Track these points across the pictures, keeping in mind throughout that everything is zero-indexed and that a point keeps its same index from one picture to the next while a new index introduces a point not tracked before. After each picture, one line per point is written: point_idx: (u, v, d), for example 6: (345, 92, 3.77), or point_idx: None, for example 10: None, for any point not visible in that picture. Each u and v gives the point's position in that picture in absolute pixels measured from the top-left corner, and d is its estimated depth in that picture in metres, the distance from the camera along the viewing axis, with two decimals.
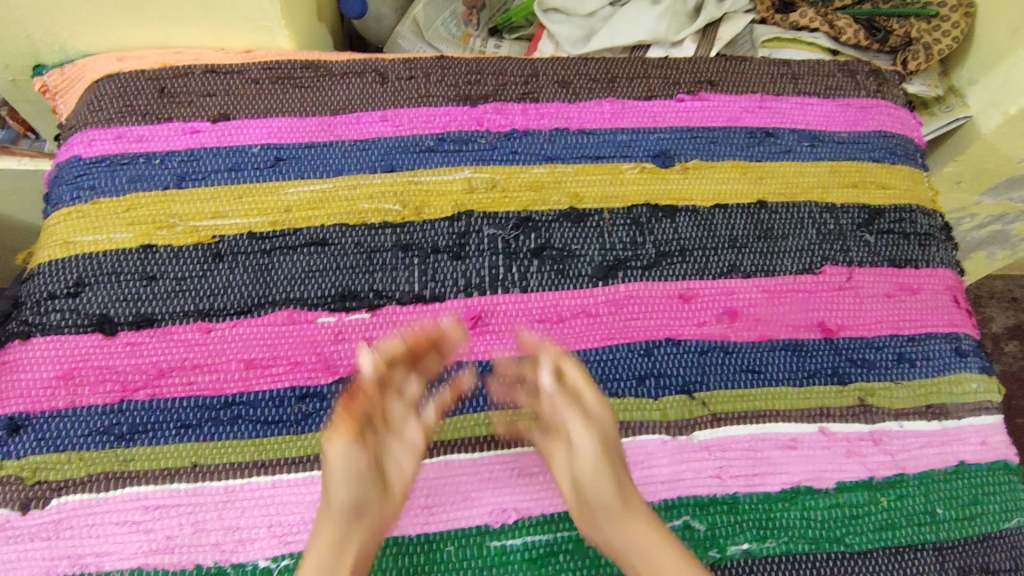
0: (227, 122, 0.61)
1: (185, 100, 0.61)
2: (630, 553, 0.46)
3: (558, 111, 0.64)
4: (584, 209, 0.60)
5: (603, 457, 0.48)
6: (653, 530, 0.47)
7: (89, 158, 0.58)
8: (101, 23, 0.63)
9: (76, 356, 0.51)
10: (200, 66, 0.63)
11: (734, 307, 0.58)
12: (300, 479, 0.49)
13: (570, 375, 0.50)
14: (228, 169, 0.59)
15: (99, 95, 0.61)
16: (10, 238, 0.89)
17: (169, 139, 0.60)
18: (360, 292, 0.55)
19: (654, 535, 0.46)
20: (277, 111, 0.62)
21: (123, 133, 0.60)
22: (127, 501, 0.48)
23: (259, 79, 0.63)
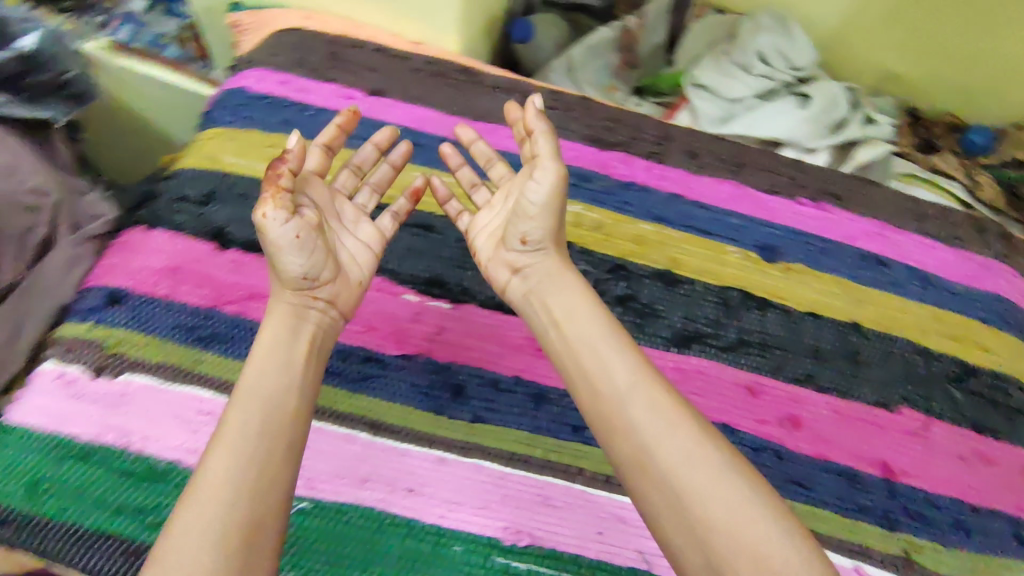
0: (379, 98, 0.65)
1: (350, 68, 0.67)
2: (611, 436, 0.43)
3: (680, 178, 0.66)
4: (679, 275, 0.61)
5: (601, 345, 0.46)
6: (667, 419, 0.42)
7: (254, 92, 0.64)
8: None
9: (188, 256, 0.56)
10: (372, 43, 0.69)
11: (783, 416, 0.56)
12: (339, 433, 0.51)
13: (541, 150, 0.50)
14: (368, 138, 0.63)
15: (280, 42, 0.68)
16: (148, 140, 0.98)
17: (326, 97, 0.65)
18: (446, 283, 0.59)
19: (682, 421, 0.42)
20: (425, 101, 0.66)
21: (289, 80, 0.65)
22: (184, 398, 0.50)
23: (419, 69, 0.68)
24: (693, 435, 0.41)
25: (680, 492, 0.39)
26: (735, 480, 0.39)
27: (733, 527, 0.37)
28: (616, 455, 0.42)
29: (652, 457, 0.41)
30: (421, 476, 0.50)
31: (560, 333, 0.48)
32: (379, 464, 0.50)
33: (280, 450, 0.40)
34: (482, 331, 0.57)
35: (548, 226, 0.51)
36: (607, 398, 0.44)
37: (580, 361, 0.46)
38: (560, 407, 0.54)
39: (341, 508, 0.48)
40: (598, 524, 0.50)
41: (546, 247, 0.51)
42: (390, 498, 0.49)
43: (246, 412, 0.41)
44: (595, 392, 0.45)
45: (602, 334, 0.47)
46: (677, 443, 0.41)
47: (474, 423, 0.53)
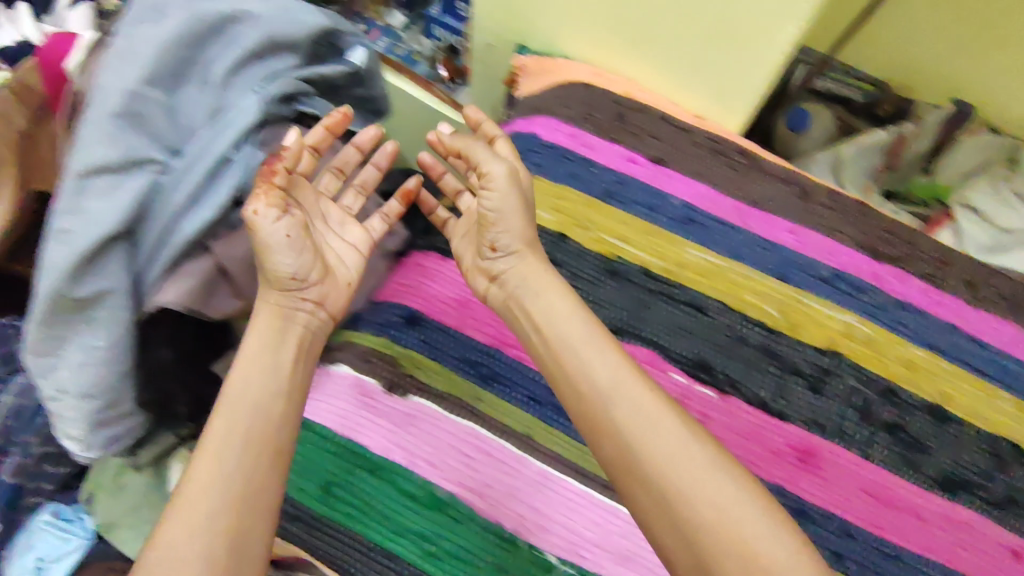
0: (660, 167, 0.65)
1: (636, 132, 0.67)
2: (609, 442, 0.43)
3: (956, 308, 0.63)
4: (950, 412, 0.58)
5: (581, 347, 0.47)
6: (652, 415, 0.43)
7: (543, 141, 0.66)
8: (600, 41, 0.71)
9: None
10: (657, 110, 0.69)
11: (897, 504, 0.54)
12: (605, 504, 0.50)
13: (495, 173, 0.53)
14: (647, 206, 0.63)
15: (570, 96, 0.70)
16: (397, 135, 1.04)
17: (611, 157, 0.65)
18: (715, 369, 0.57)
19: (662, 414, 0.43)
20: (705, 178, 0.65)
21: (577, 134, 0.66)
22: (464, 432, 0.52)
23: (701, 144, 0.67)
24: (680, 432, 0.42)
25: (664, 475, 0.41)
26: (725, 477, 0.40)
27: (694, 498, 0.40)
28: (605, 454, 0.44)
29: (630, 448, 0.42)
30: None
31: (552, 351, 0.49)
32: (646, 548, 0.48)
33: (247, 442, 0.41)
34: (747, 429, 0.55)
35: (527, 234, 0.53)
36: (603, 416, 0.44)
37: (567, 367, 0.47)
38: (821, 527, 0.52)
39: None
40: None
41: (519, 254, 0.53)
42: None
43: (231, 414, 0.42)
44: (578, 393, 0.46)
45: (592, 335, 0.48)
46: (668, 439, 0.42)
47: None
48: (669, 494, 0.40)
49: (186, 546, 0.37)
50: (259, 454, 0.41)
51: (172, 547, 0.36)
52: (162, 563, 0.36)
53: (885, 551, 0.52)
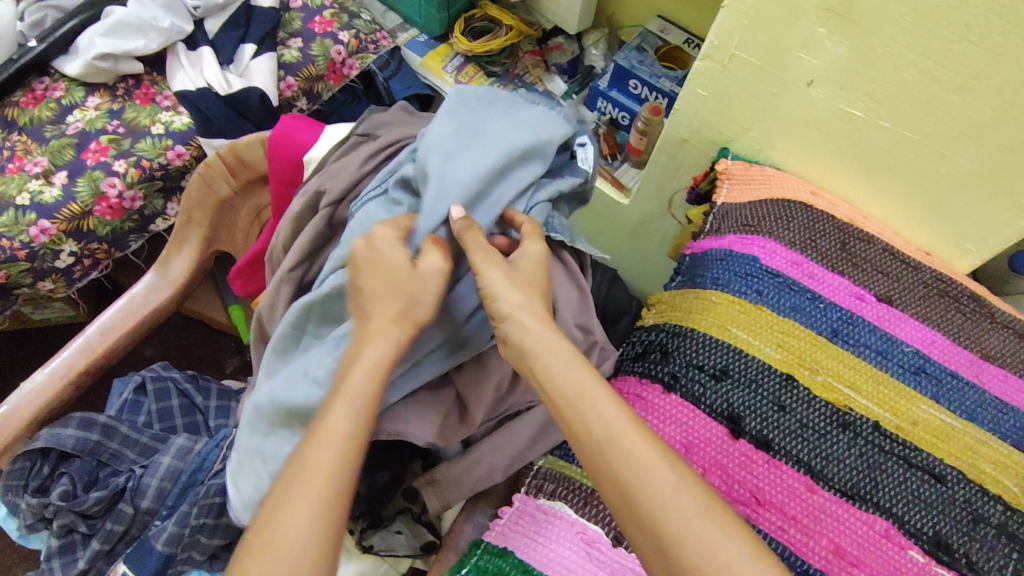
0: (889, 307, 0.62)
1: (862, 265, 0.63)
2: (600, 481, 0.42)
3: None
4: None
5: (583, 390, 0.45)
6: (640, 454, 0.42)
7: (765, 267, 0.63)
8: (824, 161, 0.67)
9: (703, 435, 0.55)
10: (883, 242, 0.65)
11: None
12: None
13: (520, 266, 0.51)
14: (877, 351, 0.59)
15: (789, 216, 0.66)
16: None
17: (838, 292, 0.62)
18: (953, 548, 0.52)
19: (658, 461, 0.42)
20: (935, 324, 0.61)
21: (801, 262, 0.63)
22: None
23: (930, 285, 0.63)
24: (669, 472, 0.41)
25: (656, 513, 0.40)
26: (713, 525, 0.39)
27: (713, 563, 0.38)
28: (605, 487, 0.42)
29: (629, 488, 0.41)
30: None
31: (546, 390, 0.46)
32: None
33: (350, 446, 0.43)
34: None
35: (528, 297, 0.50)
36: (608, 465, 0.42)
37: (573, 417, 0.44)
38: None
39: None
40: None
41: (513, 319, 0.48)
42: None
43: (346, 408, 0.44)
44: (578, 440, 0.44)
45: (591, 379, 0.46)
46: (664, 480, 0.41)
47: None
48: (668, 544, 0.39)
49: (300, 520, 0.39)
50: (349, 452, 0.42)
51: (288, 523, 0.39)
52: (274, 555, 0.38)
53: None
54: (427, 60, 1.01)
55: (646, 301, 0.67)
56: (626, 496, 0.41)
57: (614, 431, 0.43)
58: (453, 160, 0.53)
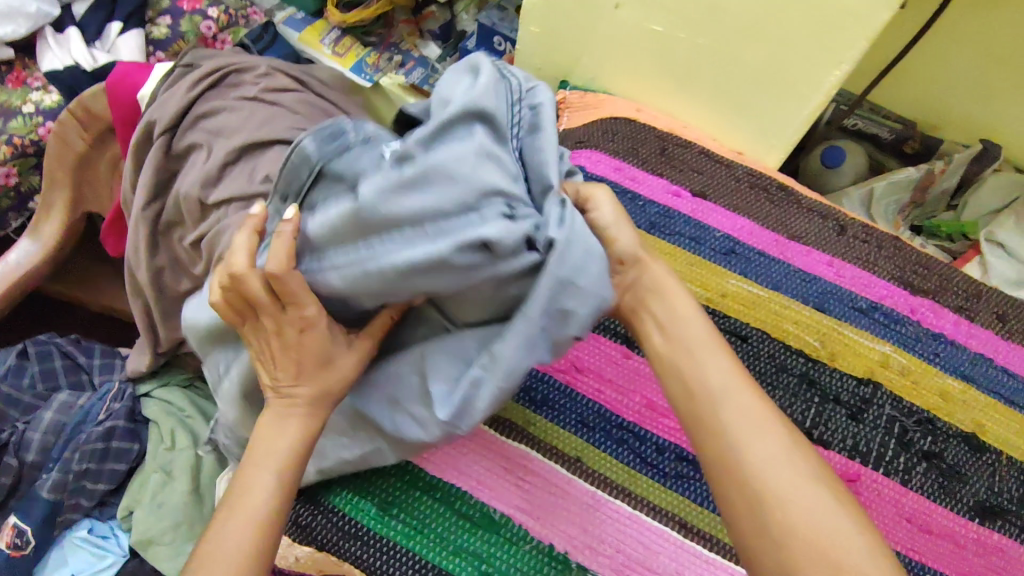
0: (702, 200, 0.69)
1: (679, 166, 0.70)
2: (706, 430, 0.43)
3: (989, 340, 0.65)
4: (984, 441, 0.60)
5: (699, 350, 0.46)
6: (788, 451, 0.41)
7: (591, 174, 0.69)
8: (644, 80, 0.74)
9: None
10: (699, 146, 0.72)
11: (905, 516, 0.56)
12: (709, 558, 0.50)
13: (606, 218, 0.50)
14: (691, 238, 0.66)
15: (614, 130, 0.73)
16: None
17: (655, 190, 0.68)
18: None
19: (770, 423, 0.43)
20: (743, 211, 0.69)
21: (623, 168, 0.70)
22: (520, 456, 0.53)
23: (741, 179, 0.70)
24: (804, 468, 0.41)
25: (762, 486, 0.40)
26: (807, 478, 0.40)
27: (820, 535, 0.38)
28: (726, 453, 0.42)
29: (753, 467, 0.41)
30: None
31: (662, 339, 0.48)
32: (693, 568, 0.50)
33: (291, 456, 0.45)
34: None
35: (636, 237, 0.50)
36: (729, 432, 0.42)
37: (682, 369, 0.46)
38: None
39: None
40: None
41: (639, 263, 0.49)
42: None
43: (289, 426, 0.46)
44: (689, 391, 0.45)
45: (705, 338, 0.47)
46: (784, 462, 0.41)
47: None
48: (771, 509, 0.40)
49: (243, 518, 0.43)
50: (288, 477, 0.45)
51: (235, 519, 0.43)
52: (218, 542, 0.42)
53: None
54: (304, 35, 1.04)
55: None
56: (736, 447, 0.42)
57: (729, 392, 0.44)
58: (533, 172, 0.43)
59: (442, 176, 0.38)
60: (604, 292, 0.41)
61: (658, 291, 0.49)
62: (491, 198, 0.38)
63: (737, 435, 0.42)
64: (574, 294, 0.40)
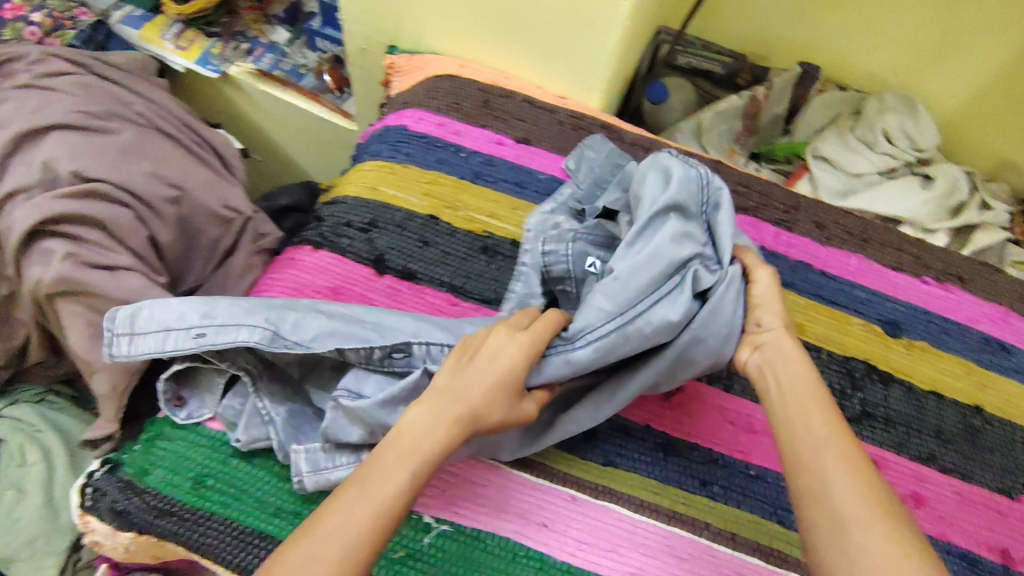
0: (527, 146, 0.70)
1: (501, 115, 0.71)
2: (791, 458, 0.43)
3: (807, 248, 0.69)
4: (804, 340, 0.64)
5: (806, 394, 0.46)
6: (849, 466, 0.41)
7: (413, 132, 0.69)
8: (462, 35, 0.75)
9: (347, 278, 0.60)
10: (521, 95, 0.73)
11: None
12: (748, 563, 0.53)
13: (759, 294, 0.53)
14: (515, 183, 0.67)
15: (437, 87, 0.73)
16: (294, 140, 1.07)
17: (478, 141, 0.69)
18: None
19: (851, 451, 0.42)
20: (567, 151, 0.70)
21: (445, 123, 0.70)
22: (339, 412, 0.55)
23: (564, 122, 0.72)
24: (868, 487, 0.40)
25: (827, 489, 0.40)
26: (869, 501, 0.39)
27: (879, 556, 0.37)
28: (796, 457, 0.43)
29: (813, 470, 0.42)
30: (554, 513, 0.53)
31: (776, 383, 0.48)
32: (516, 494, 0.54)
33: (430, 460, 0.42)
34: None
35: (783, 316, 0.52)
36: (806, 452, 0.43)
37: (786, 410, 0.46)
38: (689, 460, 0.57)
39: (477, 535, 0.52)
40: None
41: (779, 331, 0.51)
42: (524, 530, 0.52)
43: (435, 425, 0.43)
44: (789, 425, 0.45)
45: (815, 391, 0.46)
46: (842, 467, 0.41)
47: (606, 467, 0.56)
48: (841, 523, 0.39)
49: (354, 512, 0.38)
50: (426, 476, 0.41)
51: (345, 514, 0.38)
52: (311, 539, 0.37)
53: (750, 474, 0.57)
54: (144, 32, 1.01)
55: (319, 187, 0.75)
56: (816, 473, 0.41)
57: (809, 421, 0.44)
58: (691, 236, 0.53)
59: (641, 259, 0.51)
60: (726, 352, 0.51)
61: (787, 355, 0.49)
62: (695, 264, 0.51)
63: (815, 461, 0.42)
64: (702, 347, 0.51)
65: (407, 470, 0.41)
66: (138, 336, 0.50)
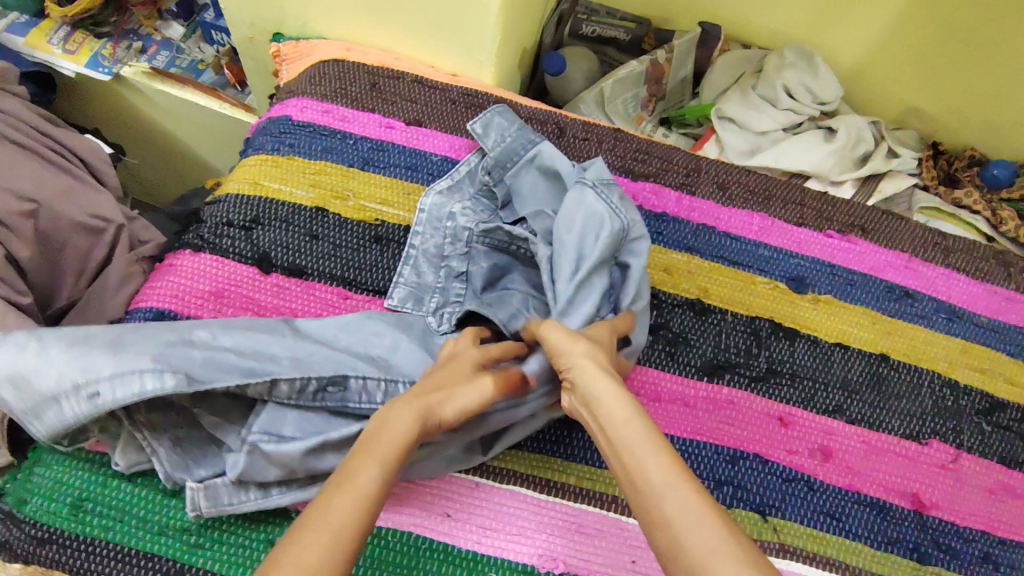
0: (418, 127, 0.68)
1: (390, 98, 0.69)
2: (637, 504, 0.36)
3: (710, 210, 0.68)
4: (708, 304, 0.63)
5: (616, 412, 0.39)
6: (686, 487, 0.35)
7: (297, 121, 0.67)
8: (346, 17, 0.72)
9: (230, 280, 0.57)
10: (411, 75, 0.71)
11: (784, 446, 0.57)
12: None
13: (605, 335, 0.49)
14: (406, 167, 0.65)
15: (322, 72, 0.70)
16: (202, 139, 1.04)
17: (366, 127, 0.67)
18: None
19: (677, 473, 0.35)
20: (461, 130, 0.68)
21: (332, 110, 0.68)
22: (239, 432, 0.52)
23: (456, 100, 0.70)
24: (725, 531, 0.32)
25: (674, 526, 0.33)
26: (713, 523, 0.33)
27: None
28: (636, 487, 0.36)
29: (655, 505, 0.34)
30: (457, 502, 0.52)
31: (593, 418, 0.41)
32: (416, 488, 0.52)
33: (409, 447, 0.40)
34: None
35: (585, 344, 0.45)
36: (645, 484, 0.35)
37: (609, 440, 0.39)
38: None
39: (376, 533, 0.50)
40: (631, 553, 0.51)
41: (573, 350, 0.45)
42: (426, 523, 0.51)
43: (425, 402, 0.42)
44: (618, 459, 0.38)
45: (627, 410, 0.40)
46: (661, 467, 0.36)
47: (510, 450, 0.55)
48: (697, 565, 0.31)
49: (359, 480, 0.36)
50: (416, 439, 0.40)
51: (351, 487, 0.35)
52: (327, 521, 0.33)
53: None
54: (30, 39, 0.95)
55: (209, 187, 0.72)
56: (658, 511, 0.34)
57: (632, 444, 0.37)
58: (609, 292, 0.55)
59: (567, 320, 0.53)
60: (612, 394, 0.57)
61: (587, 375, 0.42)
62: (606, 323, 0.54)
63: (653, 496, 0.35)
64: None
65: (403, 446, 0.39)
66: (44, 410, 0.44)
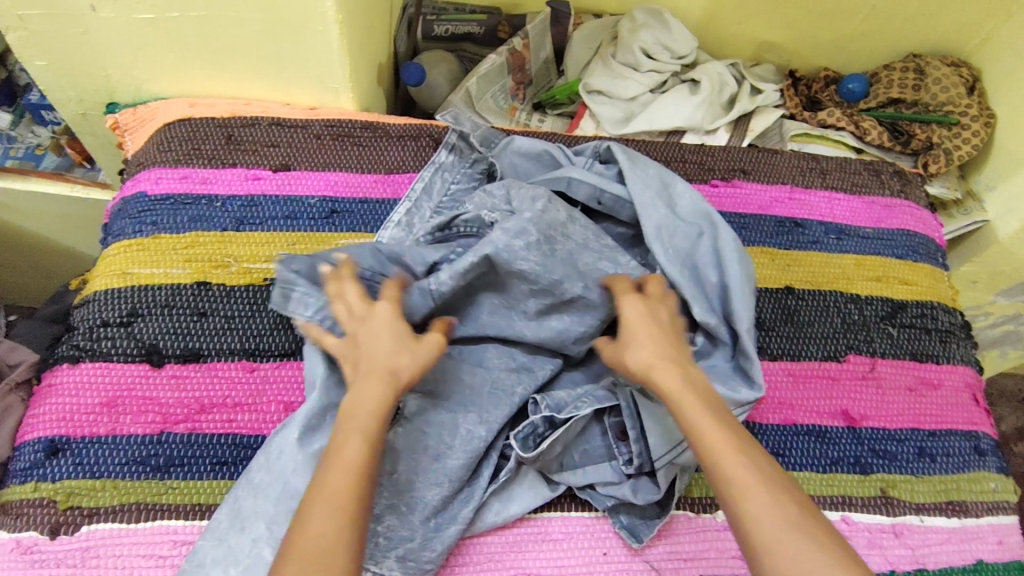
0: (287, 172, 0.64)
1: (249, 148, 0.65)
2: (734, 490, 0.39)
3: None
4: None
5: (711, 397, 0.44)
6: (761, 478, 0.39)
7: (154, 196, 0.62)
8: (181, 73, 0.68)
9: (121, 385, 0.53)
10: (266, 117, 0.67)
11: None
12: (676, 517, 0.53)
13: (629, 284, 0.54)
14: (285, 217, 0.62)
15: (168, 137, 0.65)
16: (59, 225, 0.96)
17: (231, 184, 0.63)
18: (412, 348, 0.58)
19: (752, 462, 0.40)
20: (334, 165, 0.65)
21: (189, 174, 0.63)
22: (180, 543, 0.48)
23: (321, 135, 0.67)
24: (781, 500, 0.38)
25: (751, 509, 0.38)
26: (768, 500, 0.38)
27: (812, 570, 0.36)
28: (725, 475, 0.39)
29: (746, 496, 0.38)
30: None
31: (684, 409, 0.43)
32: None
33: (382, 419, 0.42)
34: None
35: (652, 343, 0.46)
36: (731, 469, 0.39)
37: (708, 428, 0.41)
38: None
39: None
40: (601, 545, 0.51)
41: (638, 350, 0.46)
42: None
43: (377, 380, 0.43)
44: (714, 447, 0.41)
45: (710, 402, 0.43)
46: (734, 452, 0.40)
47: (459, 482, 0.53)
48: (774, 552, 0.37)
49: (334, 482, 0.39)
50: (376, 442, 0.41)
51: (325, 486, 0.39)
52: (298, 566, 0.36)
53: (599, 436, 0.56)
54: None
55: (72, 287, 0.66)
56: (735, 498, 0.39)
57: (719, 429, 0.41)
58: (658, 206, 0.57)
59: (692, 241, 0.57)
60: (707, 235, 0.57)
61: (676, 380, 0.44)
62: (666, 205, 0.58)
63: (741, 482, 0.39)
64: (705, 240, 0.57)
65: (354, 446, 0.41)
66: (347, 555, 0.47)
